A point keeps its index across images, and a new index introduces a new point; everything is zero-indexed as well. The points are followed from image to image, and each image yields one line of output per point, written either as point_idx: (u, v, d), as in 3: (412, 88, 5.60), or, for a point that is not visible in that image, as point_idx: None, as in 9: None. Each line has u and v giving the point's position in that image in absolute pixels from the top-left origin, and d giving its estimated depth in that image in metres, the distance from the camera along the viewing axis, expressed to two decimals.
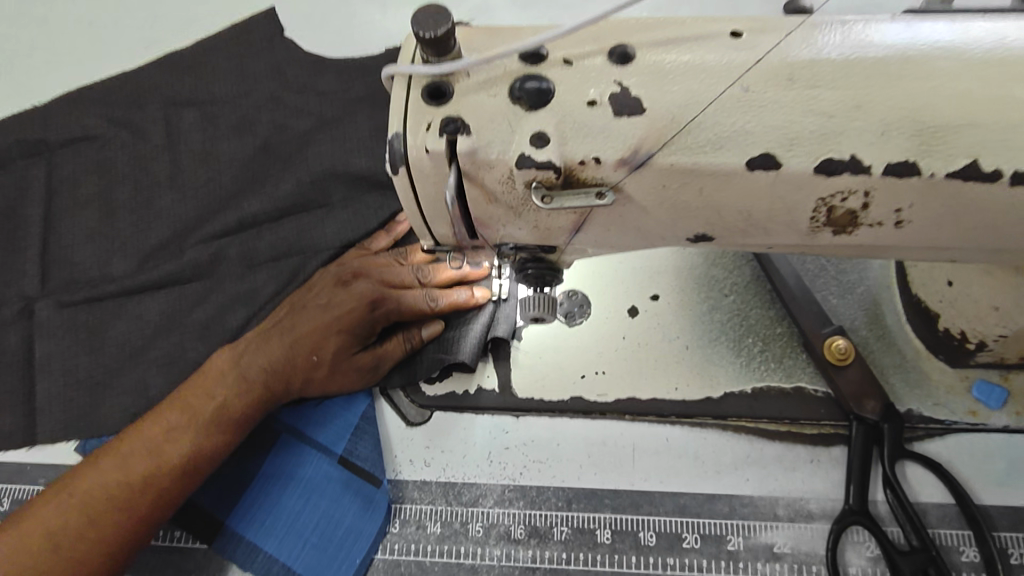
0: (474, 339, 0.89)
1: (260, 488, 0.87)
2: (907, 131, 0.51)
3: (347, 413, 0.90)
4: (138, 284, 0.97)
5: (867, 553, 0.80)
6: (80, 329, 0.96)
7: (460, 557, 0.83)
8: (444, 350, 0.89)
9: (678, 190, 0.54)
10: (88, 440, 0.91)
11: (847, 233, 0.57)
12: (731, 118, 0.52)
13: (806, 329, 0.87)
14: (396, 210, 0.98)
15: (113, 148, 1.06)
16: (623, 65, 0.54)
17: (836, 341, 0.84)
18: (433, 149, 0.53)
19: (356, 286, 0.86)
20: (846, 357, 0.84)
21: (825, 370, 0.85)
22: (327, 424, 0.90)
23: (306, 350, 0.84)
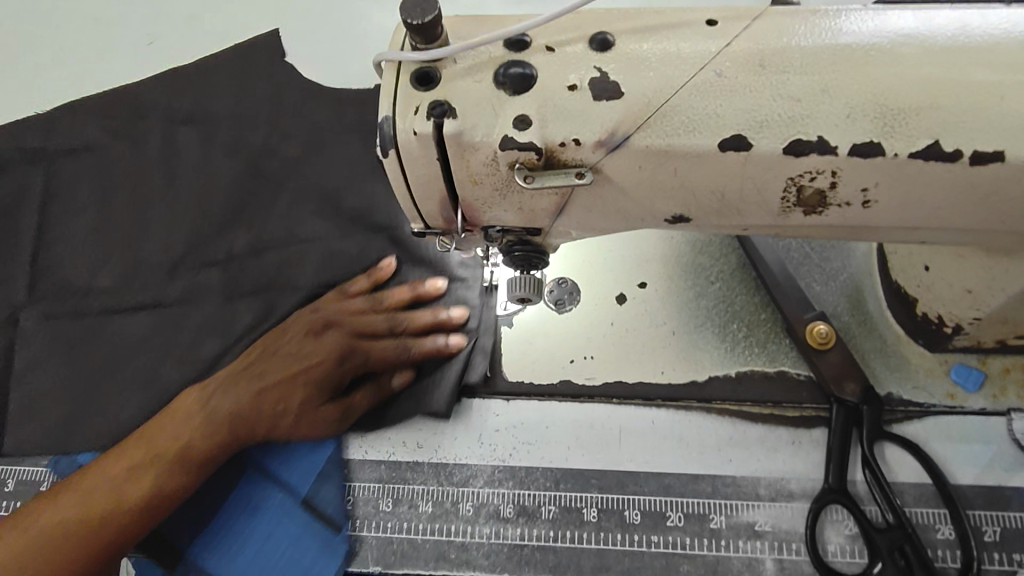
0: (445, 391, 0.91)
1: (223, 517, 0.86)
2: (870, 114, 0.54)
3: (311, 456, 0.88)
4: (141, 275, 1.00)
5: (845, 531, 0.82)
6: (80, 317, 0.98)
7: (451, 535, 0.85)
8: (416, 399, 0.91)
9: (654, 171, 0.57)
10: (85, 425, 0.92)
11: (817, 213, 0.60)
12: (704, 102, 0.54)
13: (788, 315, 0.89)
14: (389, 200, 1.01)
15: (113, 142, 1.07)
16: (603, 52, 0.56)
17: (817, 326, 0.87)
18: (421, 131, 0.56)
19: (328, 337, 0.89)
20: (827, 342, 0.87)
21: (806, 355, 0.88)
22: (292, 464, 0.88)
23: (278, 396, 0.85)
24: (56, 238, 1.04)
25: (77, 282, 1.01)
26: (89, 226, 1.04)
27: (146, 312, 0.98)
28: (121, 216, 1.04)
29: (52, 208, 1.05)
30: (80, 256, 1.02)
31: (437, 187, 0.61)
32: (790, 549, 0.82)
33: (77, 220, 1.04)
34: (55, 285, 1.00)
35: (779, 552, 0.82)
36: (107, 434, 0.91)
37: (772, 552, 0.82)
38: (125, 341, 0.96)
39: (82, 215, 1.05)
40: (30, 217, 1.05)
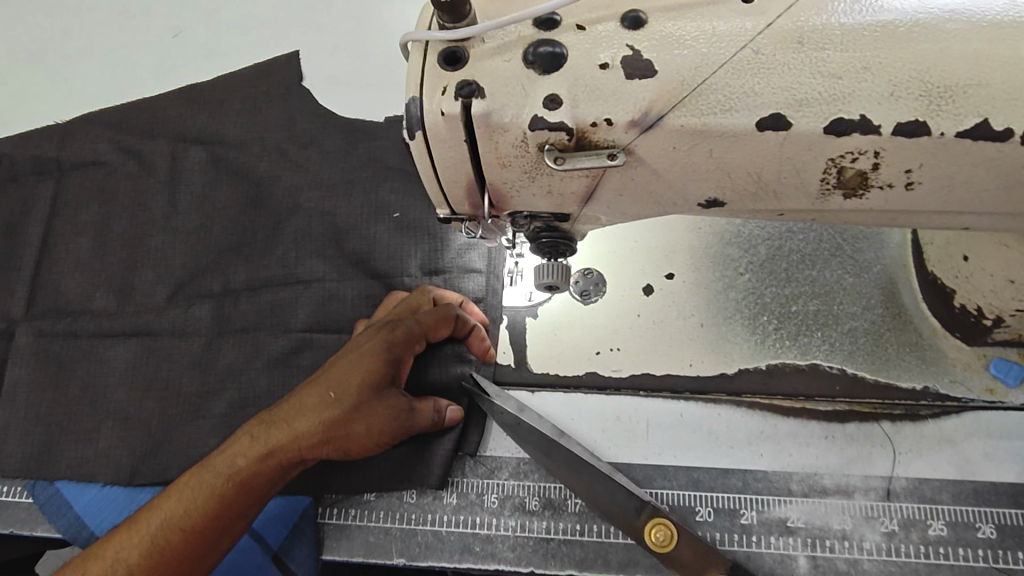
0: (442, 461, 0.86)
1: None
2: (915, 92, 0.51)
3: (288, 512, 0.85)
4: (159, 267, 0.98)
5: (881, 528, 0.80)
6: (98, 308, 0.96)
7: (475, 527, 0.84)
8: (413, 464, 0.86)
9: (689, 152, 0.55)
10: (102, 416, 0.90)
11: (857, 196, 0.57)
12: (741, 80, 0.53)
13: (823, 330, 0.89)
14: (411, 190, 1.00)
15: (132, 132, 1.06)
16: (635, 30, 0.54)
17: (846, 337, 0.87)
18: (449, 111, 0.55)
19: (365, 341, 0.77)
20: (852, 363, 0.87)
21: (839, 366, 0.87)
22: (270, 520, 0.85)
23: (292, 409, 0.73)
24: (74, 227, 1.02)
25: (95, 274, 0.99)
26: (107, 214, 1.02)
27: (163, 304, 0.96)
28: (139, 205, 1.02)
29: (69, 196, 1.03)
30: (99, 246, 1.00)
31: (465, 170, 0.60)
32: (824, 546, 0.80)
33: (93, 208, 1.02)
34: (73, 276, 0.99)
35: (813, 549, 0.80)
36: (129, 425, 0.89)
37: (805, 549, 0.80)
38: (142, 332, 0.94)
39: (99, 203, 1.02)
40: (45, 207, 1.03)
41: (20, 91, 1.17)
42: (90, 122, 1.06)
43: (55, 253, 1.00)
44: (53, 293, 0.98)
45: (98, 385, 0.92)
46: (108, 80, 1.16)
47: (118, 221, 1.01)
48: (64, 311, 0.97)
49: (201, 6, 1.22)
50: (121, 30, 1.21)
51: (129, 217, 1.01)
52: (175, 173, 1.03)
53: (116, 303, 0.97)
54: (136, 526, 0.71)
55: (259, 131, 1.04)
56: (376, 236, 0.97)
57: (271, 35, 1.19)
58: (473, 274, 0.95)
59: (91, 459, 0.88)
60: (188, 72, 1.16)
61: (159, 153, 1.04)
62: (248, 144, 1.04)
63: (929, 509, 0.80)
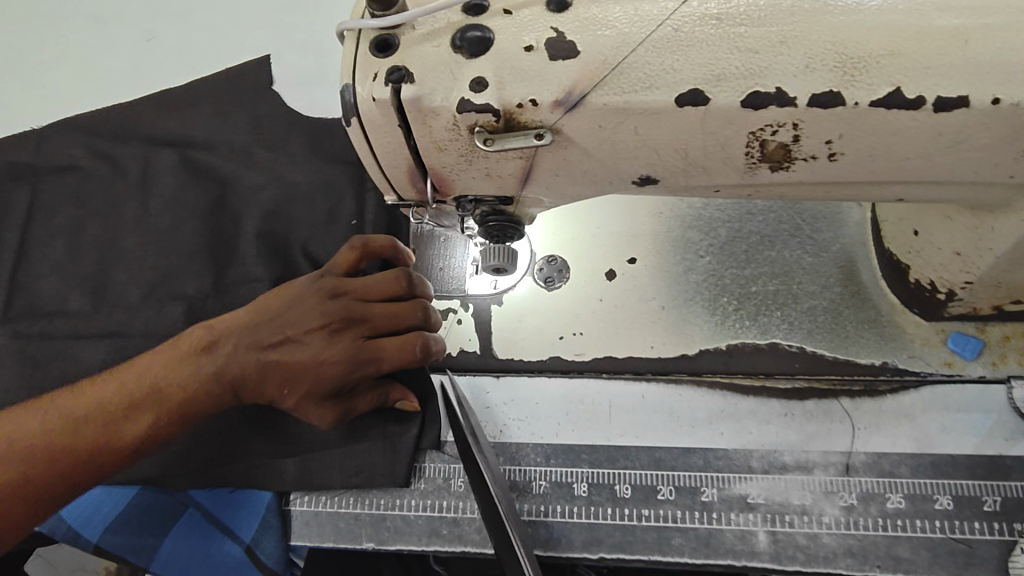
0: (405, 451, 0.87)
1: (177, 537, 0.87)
2: (829, 64, 0.53)
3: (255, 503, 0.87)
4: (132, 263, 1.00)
5: (840, 503, 0.81)
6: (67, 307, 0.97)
7: (442, 511, 0.86)
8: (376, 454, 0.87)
9: (614, 130, 0.57)
10: None
11: (784, 169, 0.59)
12: (661, 57, 0.54)
13: (782, 308, 0.91)
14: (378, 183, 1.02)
15: (107, 136, 1.08)
16: (560, 13, 0.56)
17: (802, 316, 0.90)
18: (380, 97, 0.57)
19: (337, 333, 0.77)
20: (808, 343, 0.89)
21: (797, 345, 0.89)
22: (237, 510, 0.87)
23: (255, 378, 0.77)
24: (49, 228, 1.03)
25: (68, 272, 1.00)
26: (82, 216, 1.04)
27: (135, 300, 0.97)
28: (113, 205, 1.04)
29: (45, 200, 1.05)
30: (74, 246, 1.02)
31: (403, 155, 0.62)
32: (784, 521, 0.81)
33: (69, 210, 1.04)
34: (47, 276, 1.00)
35: (773, 525, 0.81)
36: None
37: (765, 524, 0.81)
38: (114, 328, 0.95)
39: (74, 206, 1.04)
40: (22, 211, 1.05)
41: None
42: (68, 128, 1.09)
43: (31, 254, 1.02)
44: (25, 293, 0.99)
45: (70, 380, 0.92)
46: (85, 86, 1.19)
47: (93, 221, 1.03)
48: (37, 312, 0.98)
49: (175, 13, 1.24)
50: (98, 37, 1.23)
51: (103, 217, 1.03)
52: (147, 174, 1.05)
53: (91, 299, 0.98)
54: (81, 426, 0.75)
55: (232, 131, 1.08)
56: (346, 232, 1.00)
57: (244, 38, 1.21)
58: (437, 262, 0.98)
59: None
60: (163, 75, 1.19)
61: (132, 157, 1.06)
62: (221, 143, 1.07)
63: (888, 483, 0.81)
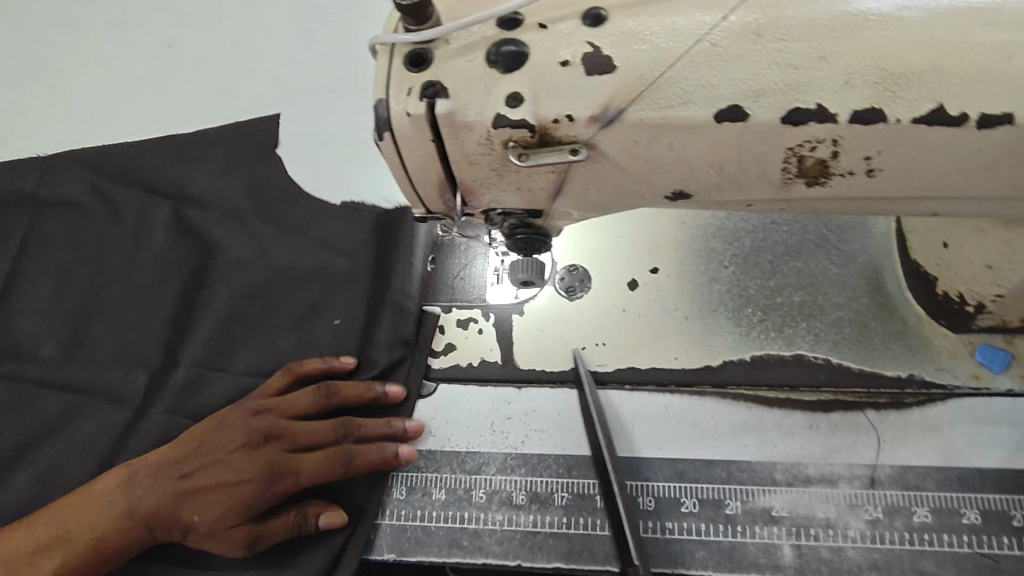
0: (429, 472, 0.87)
1: None
2: (870, 80, 0.52)
3: None
4: (131, 312, 0.96)
5: (865, 516, 0.80)
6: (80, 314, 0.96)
7: (464, 522, 0.84)
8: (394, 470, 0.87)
9: (650, 145, 0.56)
10: (79, 420, 0.89)
11: (819, 184, 0.58)
12: (698, 72, 0.54)
13: (807, 320, 0.90)
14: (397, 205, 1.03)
15: (108, 175, 1.05)
16: (596, 27, 0.55)
17: (827, 328, 0.89)
18: (414, 112, 0.56)
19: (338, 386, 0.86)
20: (833, 355, 0.88)
21: (822, 357, 0.88)
22: None
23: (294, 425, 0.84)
24: (42, 264, 1.00)
25: (77, 277, 0.98)
26: (75, 258, 1.00)
27: (147, 338, 0.94)
28: (104, 252, 1.00)
29: (42, 234, 1.02)
30: (64, 288, 0.98)
31: (434, 169, 0.61)
32: (808, 534, 0.80)
33: (65, 247, 1.01)
34: (36, 318, 0.96)
35: (797, 538, 0.80)
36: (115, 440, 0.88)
37: (790, 538, 0.80)
38: (127, 359, 0.93)
39: (68, 245, 1.01)
40: (18, 241, 1.01)
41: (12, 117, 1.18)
42: (71, 159, 1.05)
43: (22, 291, 0.98)
44: (12, 334, 0.95)
45: (77, 418, 0.89)
46: (103, 93, 1.19)
47: (89, 265, 0.99)
48: (25, 354, 0.94)
49: (191, 22, 1.24)
50: (115, 44, 1.23)
51: (100, 260, 0.99)
52: (143, 224, 1.01)
53: (87, 344, 0.94)
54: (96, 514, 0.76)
55: (244, 164, 1.05)
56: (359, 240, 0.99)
57: (262, 45, 1.21)
58: (455, 273, 0.98)
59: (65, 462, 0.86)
60: (181, 83, 1.19)
61: (130, 204, 1.02)
62: (239, 171, 1.04)
63: (914, 496, 0.80)
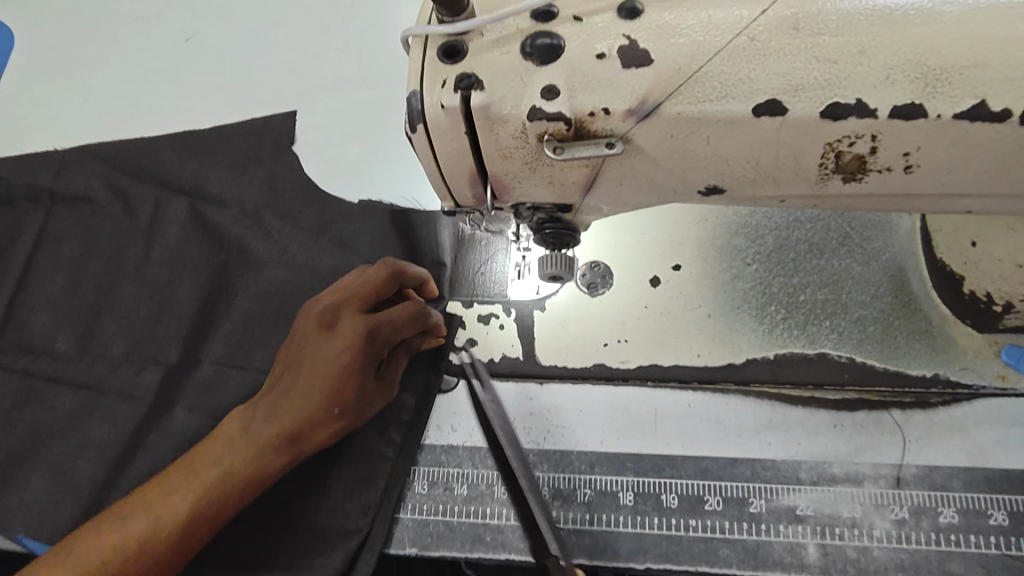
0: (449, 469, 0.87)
1: None
2: (911, 75, 0.52)
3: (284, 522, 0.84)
4: (146, 310, 0.95)
5: (891, 516, 0.79)
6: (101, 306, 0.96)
7: (486, 518, 0.84)
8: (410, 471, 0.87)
9: (686, 139, 0.56)
10: (100, 413, 0.89)
11: (856, 180, 0.58)
12: (736, 66, 0.53)
13: (831, 319, 0.90)
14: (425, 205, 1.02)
15: (124, 171, 1.04)
16: (632, 20, 0.55)
17: (852, 326, 0.89)
18: (449, 104, 0.56)
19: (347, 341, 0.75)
20: (858, 353, 0.88)
21: (846, 355, 0.88)
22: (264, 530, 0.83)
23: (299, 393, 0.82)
24: (56, 260, 0.99)
25: (98, 270, 0.98)
26: (89, 253, 0.99)
27: (169, 335, 0.94)
28: (118, 250, 0.99)
29: (56, 228, 1.01)
30: (78, 284, 0.98)
31: (467, 162, 0.61)
32: (833, 534, 0.79)
33: (79, 243, 1.00)
34: (52, 313, 0.96)
35: (822, 537, 0.79)
36: (137, 435, 0.88)
37: (815, 537, 0.79)
38: (150, 352, 0.93)
39: (83, 240, 1.00)
40: (32, 237, 1.01)
41: (32, 110, 1.18)
42: (85, 155, 1.04)
43: (35, 287, 0.98)
44: (27, 328, 0.95)
45: (94, 416, 0.89)
46: (123, 86, 1.19)
47: (104, 260, 0.99)
48: (40, 350, 0.94)
49: (212, 18, 1.24)
50: (135, 38, 1.24)
51: (116, 258, 0.99)
52: (156, 221, 1.00)
53: (102, 341, 0.94)
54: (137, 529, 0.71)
55: (260, 162, 1.05)
56: (378, 234, 0.99)
57: (282, 40, 1.21)
58: (477, 268, 0.97)
59: (89, 454, 0.87)
60: (201, 77, 1.19)
61: (144, 200, 1.01)
62: (255, 166, 1.04)
63: (940, 496, 0.80)
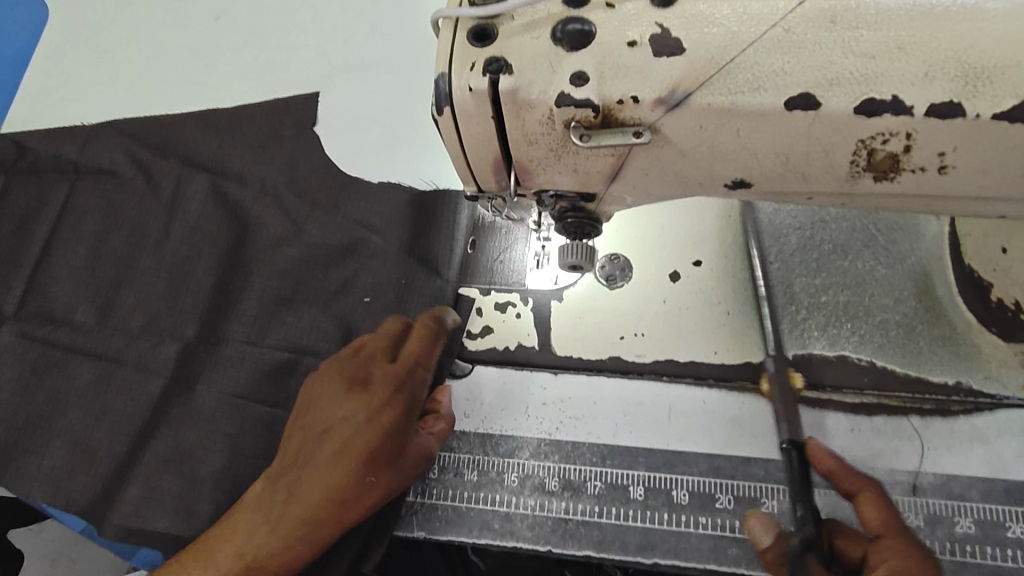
0: (461, 457, 0.86)
1: None
2: (950, 72, 0.50)
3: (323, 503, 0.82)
4: (166, 284, 0.96)
5: (906, 523, 0.78)
6: (120, 279, 0.97)
7: (495, 504, 0.83)
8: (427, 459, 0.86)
9: (715, 131, 0.55)
10: (117, 383, 0.90)
11: (888, 179, 0.57)
12: (770, 58, 0.52)
13: (853, 321, 0.88)
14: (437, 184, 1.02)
15: (149, 147, 1.05)
16: (665, 8, 0.54)
17: (874, 329, 0.88)
18: (476, 88, 0.56)
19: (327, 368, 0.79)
20: (877, 356, 0.86)
21: (863, 358, 0.86)
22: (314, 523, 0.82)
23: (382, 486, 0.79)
24: (77, 231, 1.00)
25: (117, 243, 0.99)
26: (111, 226, 1.00)
27: (185, 310, 0.95)
28: (140, 224, 1.00)
29: (80, 201, 1.02)
30: (100, 256, 0.98)
31: (492, 147, 0.61)
32: None
33: (102, 215, 1.01)
34: (74, 283, 0.96)
35: None
36: (155, 406, 0.89)
37: None
38: (165, 328, 0.94)
39: (106, 214, 1.01)
40: (56, 208, 1.02)
41: (64, 84, 1.19)
42: (113, 131, 1.06)
43: (57, 258, 0.98)
44: (48, 297, 0.96)
45: (113, 387, 0.90)
46: (151, 62, 1.20)
47: (125, 234, 1.00)
48: (60, 320, 0.94)
49: None
50: (167, 15, 1.25)
51: (137, 232, 1.00)
52: (178, 198, 1.01)
53: (121, 313, 0.95)
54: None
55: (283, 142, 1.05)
56: (392, 215, 1.00)
57: (310, 21, 1.22)
58: (495, 255, 0.97)
59: (104, 424, 0.88)
60: (228, 56, 1.19)
61: (168, 176, 1.02)
62: (278, 148, 1.05)
63: (957, 506, 0.78)
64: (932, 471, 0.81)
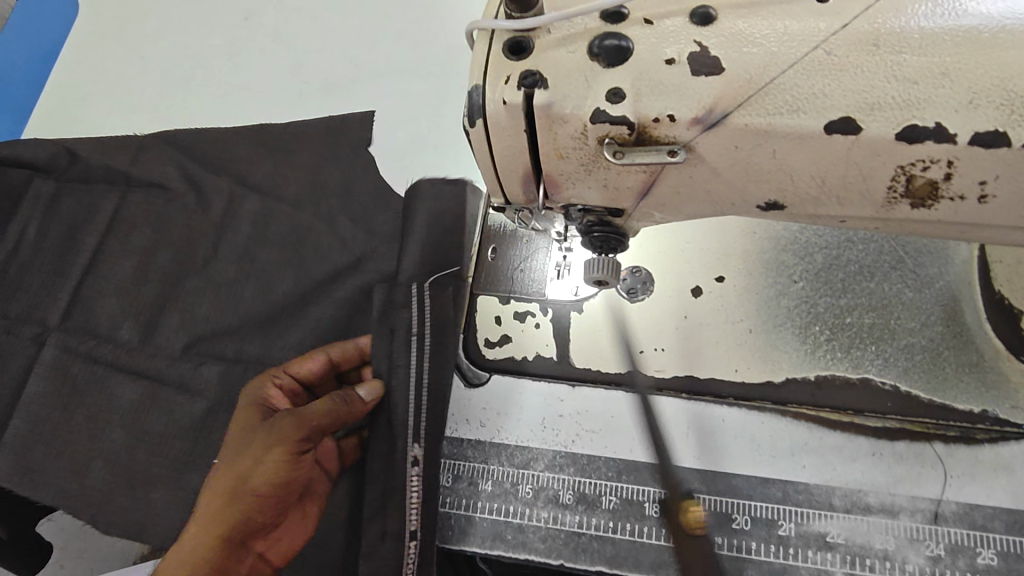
0: (475, 467, 0.86)
1: None
2: (995, 100, 0.49)
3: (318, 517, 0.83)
4: (199, 298, 0.96)
5: (926, 552, 0.77)
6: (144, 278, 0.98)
7: (508, 516, 0.83)
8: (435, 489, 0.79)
9: (751, 152, 0.54)
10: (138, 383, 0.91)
11: (925, 207, 0.56)
12: (811, 81, 0.51)
13: (878, 343, 0.87)
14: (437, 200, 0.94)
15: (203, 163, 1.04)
16: (704, 27, 0.54)
17: (901, 351, 0.86)
18: (511, 101, 0.55)
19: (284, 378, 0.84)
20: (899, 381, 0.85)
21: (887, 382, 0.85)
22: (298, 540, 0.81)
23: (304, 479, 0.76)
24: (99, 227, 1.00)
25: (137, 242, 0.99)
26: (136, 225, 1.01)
27: (207, 310, 0.95)
28: (162, 223, 1.01)
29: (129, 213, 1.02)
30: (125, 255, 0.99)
31: (523, 160, 0.60)
32: (864, 565, 0.77)
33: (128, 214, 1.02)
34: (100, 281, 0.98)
35: (852, 567, 0.77)
36: (196, 429, 0.89)
37: (844, 566, 0.77)
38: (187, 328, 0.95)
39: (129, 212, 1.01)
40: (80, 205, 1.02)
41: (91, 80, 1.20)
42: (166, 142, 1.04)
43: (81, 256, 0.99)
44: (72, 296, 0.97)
45: (155, 411, 0.90)
46: (177, 60, 1.21)
47: (174, 253, 0.99)
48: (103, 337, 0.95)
49: None
50: (194, 13, 1.25)
51: (185, 251, 0.99)
52: (206, 202, 1.02)
53: (161, 332, 0.95)
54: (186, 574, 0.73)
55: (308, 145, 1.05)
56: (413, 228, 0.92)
57: (336, 22, 1.22)
58: (516, 264, 0.94)
59: (125, 422, 0.89)
60: (254, 56, 1.20)
61: (191, 176, 1.03)
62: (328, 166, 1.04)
63: (979, 537, 0.77)
64: (956, 499, 0.80)
